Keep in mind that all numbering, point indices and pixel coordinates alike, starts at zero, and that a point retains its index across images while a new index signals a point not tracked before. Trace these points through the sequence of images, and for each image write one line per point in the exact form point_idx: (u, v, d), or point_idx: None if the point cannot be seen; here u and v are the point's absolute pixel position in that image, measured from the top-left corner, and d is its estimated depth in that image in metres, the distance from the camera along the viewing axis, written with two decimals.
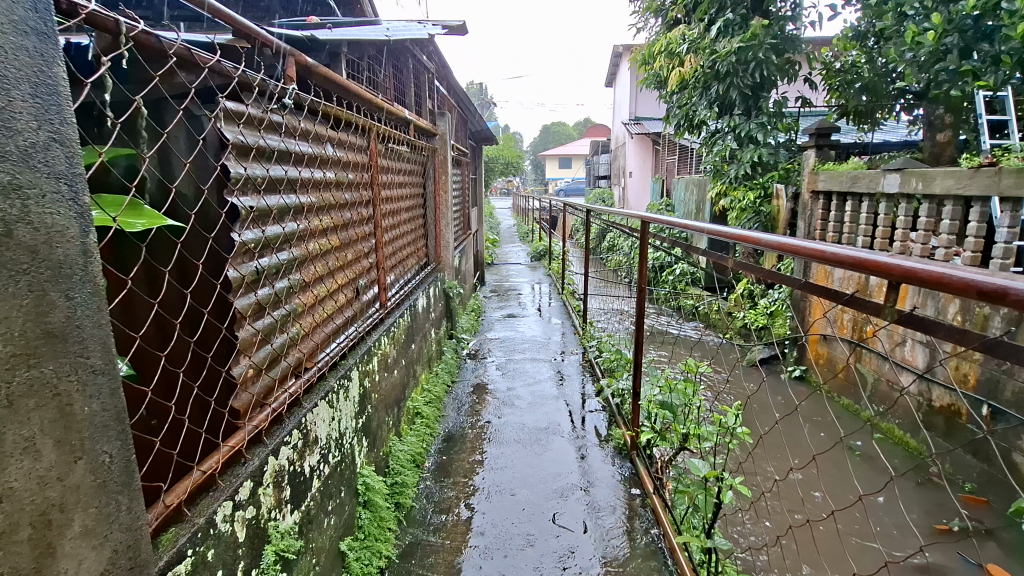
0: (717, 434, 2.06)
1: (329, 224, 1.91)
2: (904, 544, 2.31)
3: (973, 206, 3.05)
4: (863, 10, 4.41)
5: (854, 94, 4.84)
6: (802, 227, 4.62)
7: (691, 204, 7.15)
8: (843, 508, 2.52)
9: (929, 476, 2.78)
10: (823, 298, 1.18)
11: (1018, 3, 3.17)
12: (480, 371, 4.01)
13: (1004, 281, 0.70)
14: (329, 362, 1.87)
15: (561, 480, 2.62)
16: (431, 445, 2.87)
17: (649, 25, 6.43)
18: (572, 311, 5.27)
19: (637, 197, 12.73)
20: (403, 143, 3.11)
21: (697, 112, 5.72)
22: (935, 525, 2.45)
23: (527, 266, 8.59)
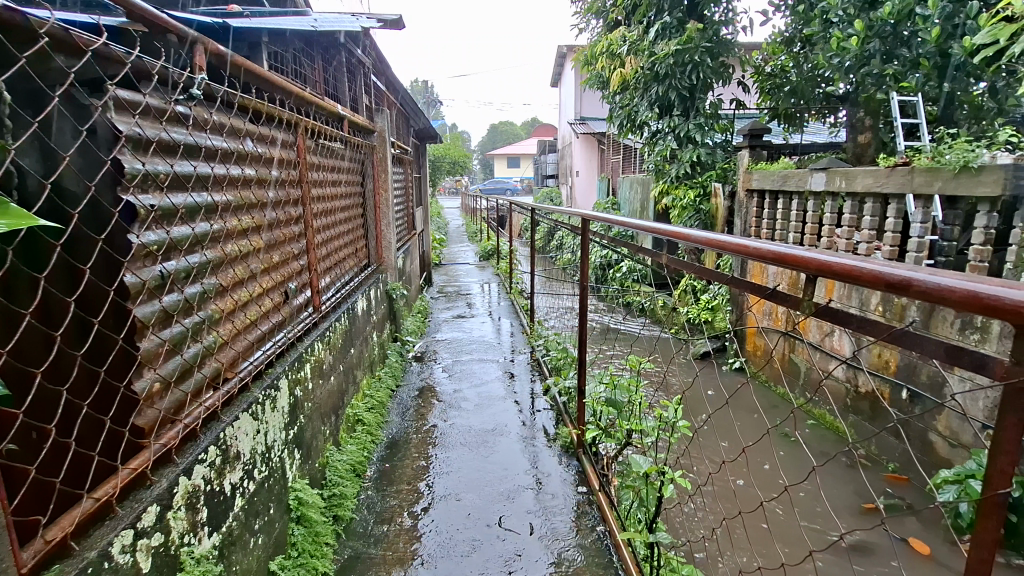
0: (659, 430, 2.09)
1: (250, 225, 1.79)
2: (833, 526, 2.43)
3: (891, 203, 3.25)
4: (791, 16, 4.63)
5: (784, 97, 5.09)
6: (739, 225, 4.81)
7: (636, 202, 7.30)
8: (777, 496, 2.62)
9: (856, 458, 2.94)
10: (749, 290, 1.19)
11: (932, 10, 3.55)
12: (426, 373, 3.93)
13: (908, 273, 0.72)
14: (253, 371, 1.75)
15: (508, 483, 2.59)
16: (373, 453, 2.78)
17: (591, 26, 6.54)
18: (521, 311, 5.26)
19: (584, 196, 12.91)
20: (337, 140, 2.99)
21: (639, 112, 5.85)
22: (862, 505, 2.58)
23: (475, 266, 8.52)
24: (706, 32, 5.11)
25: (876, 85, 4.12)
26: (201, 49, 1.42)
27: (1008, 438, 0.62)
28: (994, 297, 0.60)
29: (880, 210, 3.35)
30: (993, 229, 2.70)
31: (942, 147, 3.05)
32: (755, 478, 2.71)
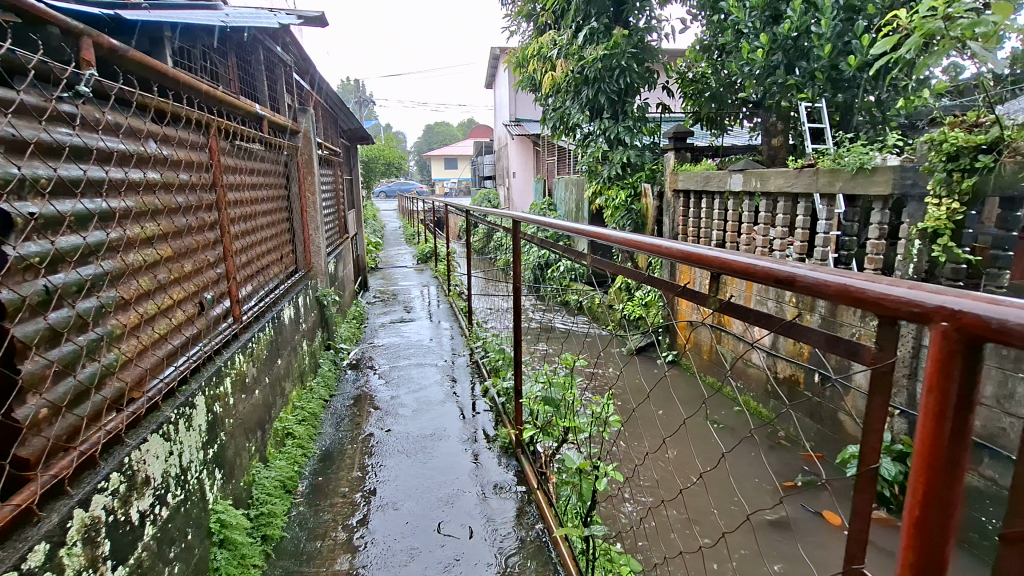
0: (592, 425, 2.15)
1: (156, 232, 1.68)
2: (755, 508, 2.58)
3: (801, 201, 3.50)
4: (708, 25, 4.89)
5: (706, 101, 5.36)
6: (668, 224, 5.00)
7: (571, 203, 7.44)
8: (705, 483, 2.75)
9: (778, 440, 3.15)
10: (663, 288, 1.24)
11: (826, 26, 3.88)
12: (361, 381, 3.82)
13: (792, 269, 0.77)
14: (164, 389, 1.64)
15: (447, 488, 2.56)
16: (305, 467, 2.67)
17: (522, 28, 6.62)
18: (460, 313, 5.23)
19: (522, 196, 13.01)
20: (256, 140, 2.85)
21: (571, 115, 5.97)
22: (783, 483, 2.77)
23: (413, 269, 8.36)
24: (631, 38, 5.30)
25: (783, 92, 4.44)
26: (89, 42, 1.31)
27: (877, 417, 0.68)
28: (860, 289, 0.66)
29: (791, 209, 3.60)
30: (885, 225, 2.98)
31: (842, 150, 3.33)
32: (685, 465, 2.85)
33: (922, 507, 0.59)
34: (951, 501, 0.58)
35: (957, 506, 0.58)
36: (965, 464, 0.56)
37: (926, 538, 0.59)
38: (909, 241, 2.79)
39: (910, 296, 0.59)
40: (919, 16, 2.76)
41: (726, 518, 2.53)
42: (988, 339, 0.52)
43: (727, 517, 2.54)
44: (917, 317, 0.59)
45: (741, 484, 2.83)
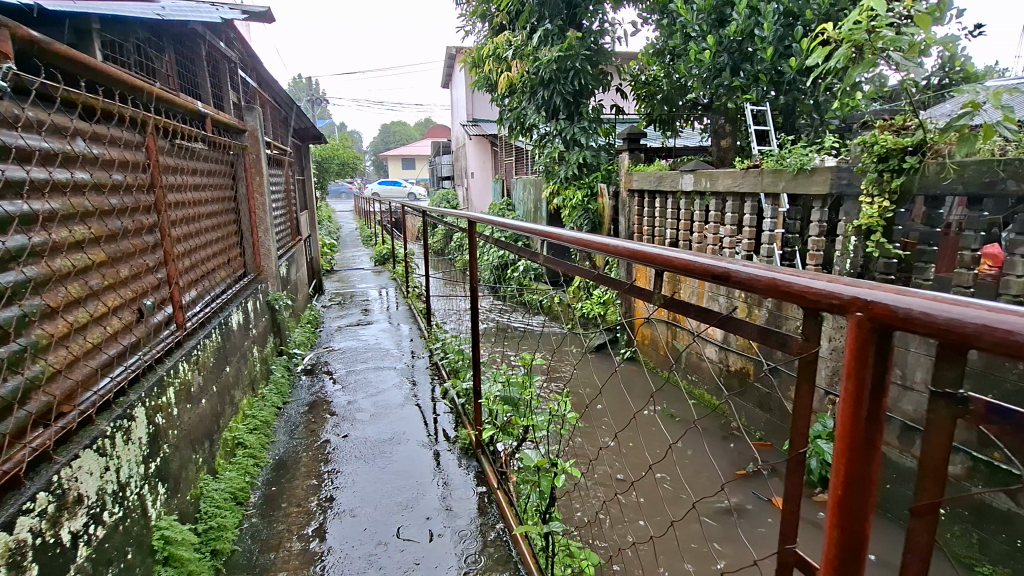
0: (550, 422, 2.17)
1: (87, 236, 1.59)
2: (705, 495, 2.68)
3: (747, 201, 3.65)
4: (659, 28, 5.03)
5: (657, 103, 5.50)
6: (623, 223, 5.10)
7: (529, 203, 7.48)
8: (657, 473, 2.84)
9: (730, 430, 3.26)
10: (612, 286, 1.26)
11: (767, 32, 4.07)
12: (316, 387, 3.72)
13: (727, 264, 0.81)
14: (98, 401, 1.55)
15: (407, 492, 2.53)
16: (257, 477, 2.58)
17: (476, 29, 6.63)
18: (419, 314, 5.16)
19: (480, 197, 12.99)
20: (198, 140, 2.73)
21: (527, 115, 6.00)
22: (734, 471, 2.88)
23: (371, 271, 8.19)
24: (585, 40, 5.40)
25: (729, 95, 4.62)
26: (7, 34, 1.23)
27: (804, 403, 0.72)
28: (786, 282, 0.70)
29: (739, 208, 3.75)
30: (824, 222, 3.14)
31: (784, 152, 3.49)
32: (643, 458, 2.92)
33: (845, 488, 0.63)
34: (869, 477, 0.62)
35: (874, 483, 0.62)
36: (880, 443, 0.61)
37: (848, 517, 0.63)
38: (847, 237, 2.95)
39: (830, 289, 0.63)
40: (850, 26, 2.94)
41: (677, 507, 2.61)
42: (895, 328, 0.56)
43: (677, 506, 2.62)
44: (836, 308, 0.63)
45: (692, 473, 2.93)
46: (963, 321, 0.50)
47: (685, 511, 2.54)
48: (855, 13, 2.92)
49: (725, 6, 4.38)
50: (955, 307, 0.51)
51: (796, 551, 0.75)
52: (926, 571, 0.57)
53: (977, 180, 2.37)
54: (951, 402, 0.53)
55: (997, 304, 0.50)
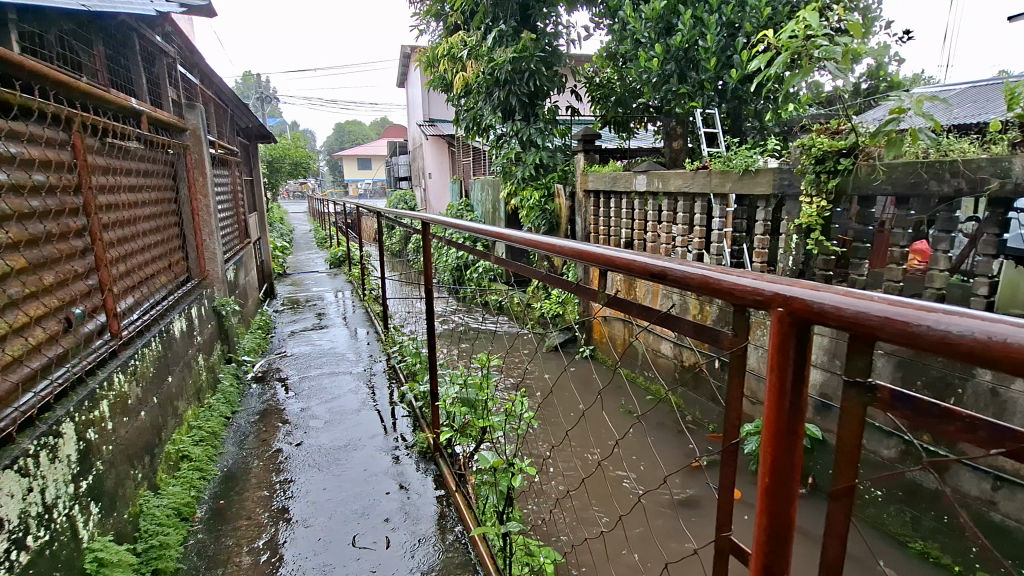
0: (507, 422, 2.18)
1: (4, 241, 1.48)
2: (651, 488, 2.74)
3: (697, 200, 3.76)
4: (610, 32, 5.13)
5: (611, 105, 5.60)
6: (580, 223, 5.16)
7: (488, 203, 7.47)
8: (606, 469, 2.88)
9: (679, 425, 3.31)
10: (561, 286, 1.27)
11: (711, 40, 4.23)
12: (268, 395, 3.60)
13: (664, 263, 0.83)
14: (19, 418, 1.45)
15: (363, 499, 2.48)
16: (203, 490, 2.48)
17: (431, 28, 6.57)
18: (375, 317, 5.07)
19: (438, 197, 12.87)
20: (133, 138, 2.59)
21: (483, 116, 5.99)
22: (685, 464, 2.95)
23: (325, 274, 7.98)
24: (539, 42, 5.45)
25: (677, 100, 4.76)
26: None
27: (735, 395, 0.75)
28: (717, 280, 0.72)
29: (690, 207, 3.86)
30: (768, 221, 3.28)
31: (730, 153, 3.62)
32: (600, 453, 2.97)
33: (771, 475, 0.66)
34: (793, 466, 0.65)
35: (797, 470, 0.65)
36: (801, 432, 0.64)
37: (775, 502, 0.66)
38: (789, 235, 3.08)
39: (754, 285, 0.66)
40: (787, 35, 3.08)
41: (623, 501, 2.65)
42: (812, 321, 0.59)
43: (623, 500, 2.67)
44: (761, 304, 0.66)
45: (638, 465, 2.99)
46: (868, 313, 0.53)
47: (631, 506, 2.58)
48: (792, 22, 3.06)
49: (672, 14, 4.52)
50: (862, 300, 0.54)
51: (732, 538, 0.78)
52: (844, 552, 0.60)
53: (904, 181, 2.52)
54: (861, 391, 0.56)
55: (898, 298, 0.53)
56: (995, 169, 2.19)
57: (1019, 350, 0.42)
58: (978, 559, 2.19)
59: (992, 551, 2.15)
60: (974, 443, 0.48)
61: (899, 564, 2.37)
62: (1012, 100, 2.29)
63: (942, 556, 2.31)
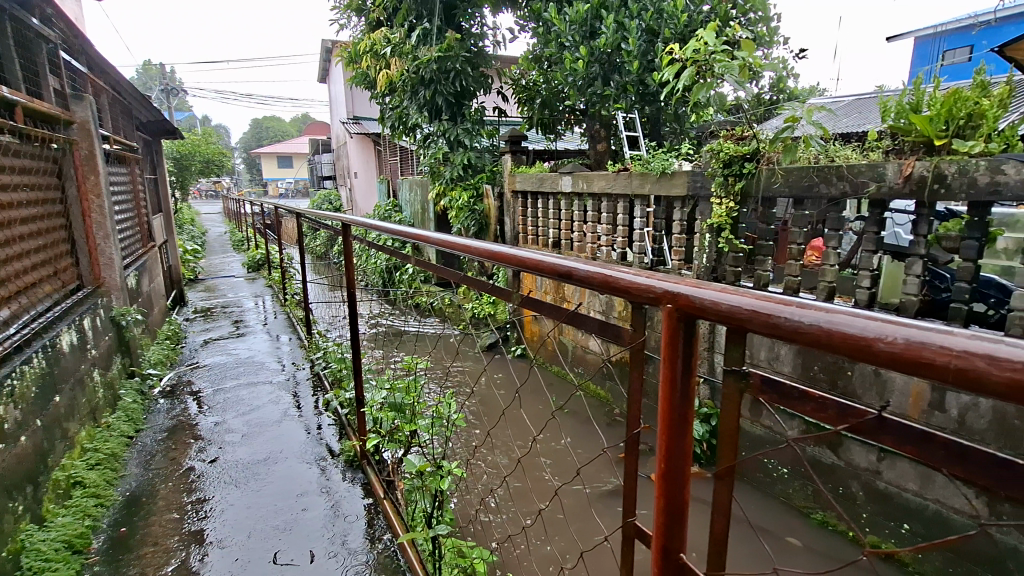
0: (434, 426, 2.16)
1: None
2: (569, 481, 2.83)
3: (620, 201, 3.91)
4: (536, 35, 5.21)
5: (537, 107, 5.70)
6: (508, 224, 5.21)
7: (416, 204, 7.35)
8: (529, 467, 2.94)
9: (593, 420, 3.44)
10: (478, 287, 1.27)
11: (633, 45, 4.41)
12: (178, 410, 3.35)
13: (571, 262, 0.85)
14: None
15: (284, 513, 2.37)
16: (101, 519, 2.26)
17: (352, 23, 6.38)
18: (299, 323, 4.85)
19: (365, 197, 12.50)
20: (6, 132, 2.32)
21: (410, 115, 5.89)
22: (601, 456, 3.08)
23: (243, 279, 7.52)
24: (463, 42, 5.43)
25: (602, 103, 4.93)
26: None
27: (637, 386, 0.79)
28: (617, 277, 0.76)
29: (613, 208, 4.00)
30: (684, 221, 3.46)
31: (649, 156, 3.79)
32: (521, 450, 3.02)
33: (667, 461, 0.71)
34: (684, 451, 0.70)
35: (689, 454, 0.70)
36: (691, 419, 0.69)
37: (671, 485, 0.71)
38: (702, 235, 3.27)
39: (646, 283, 0.70)
40: (694, 47, 3.27)
41: (542, 494, 2.71)
42: (695, 315, 0.64)
43: (539, 493, 2.73)
44: (653, 301, 0.70)
45: (561, 458, 3.06)
46: (738, 307, 0.58)
47: (550, 498, 2.65)
48: (698, 35, 3.25)
49: (595, 19, 4.67)
50: (734, 295, 0.59)
51: (637, 523, 0.82)
52: (728, 527, 0.66)
53: (799, 184, 2.75)
54: (737, 377, 0.61)
55: (764, 292, 0.58)
56: (873, 173, 2.44)
57: (853, 336, 0.47)
58: (867, 523, 2.44)
59: (878, 515, 2.40)
60: (826, 420, 0.54)
61: (802, 534, 2.59)
62: (885, 111, 2.56)
63: (839, 524, 2.55)
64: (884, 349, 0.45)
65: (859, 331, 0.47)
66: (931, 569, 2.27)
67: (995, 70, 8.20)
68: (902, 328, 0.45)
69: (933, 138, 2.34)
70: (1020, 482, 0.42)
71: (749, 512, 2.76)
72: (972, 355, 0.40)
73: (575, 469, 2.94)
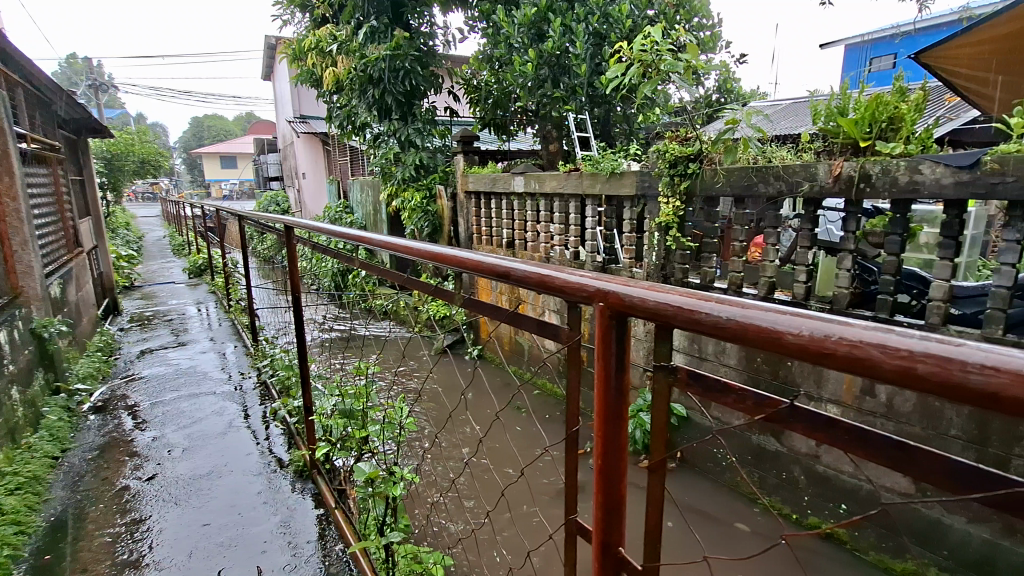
0: (387, 431, 2.12)
1: None
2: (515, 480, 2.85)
3: (572, 201, 3.95)
4: (486, 36, 5.20)
5: (489, 107, 5.69)
6: (462, 225, 5.18)
7: (368, 205, 7.20)
8: (481, 468, 2.94)
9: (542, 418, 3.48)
10: (421, 288, 1.25)
11: (580, 47, 4.47)
12: (110, 427, 3.14)
13: (510, 263, 0.85)
14: None
15: (229, 529, 2.26)
16: (22, 548, 2.09)
17: (296, 19, 6.18)
18: (244, 329, 4.66)
19: (314, 198, 12.13)
20: None
21: (358, 113, 5.75)
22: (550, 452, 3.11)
23: (183, 286, 7.15)
24: (412, 41, 5.36)
25: (552, 104, 4.97)
26: None
27: (574, 384, 0.80)
28: (552, 277, 0.76)
29: (565, 207, 4.03)
30: (633, 220, 3.54)
31: (599, 156, 3.85)
32: (470, 451, 3.00)
33: (604, 457, 0.72)
34: (620, 447, 0.71)
35: (625, 449, 0.71)
36: (626, 415, 0.70)
37: (608, 480, 0.72)
38: (651, 233, 3.34)
39: (579, 282, 0.70)
40: (638, 50, 3.35)
41: (490, 494, 2.72)
42: (625, 313, 0.65)
43: (488, 493, 2.74)
44: (587, 299, 0.71)
45: (517, 457, 3.07)
46: (664, 304, 0.59)
47: (496, 500, 2.65)
48: (639, 38, 3.32)
49: (542, 22, 4.72)
50: (660, 292, 0.60)
51: (579, 520, 0.83)
52: (663, 518, 0.67)
53: (739, 183, 2.86)
54: (666, 372, 0.63)
55: (688, 289, 0.60)
56: (806, 173, 2.57)
57: (767, 329, 0.49)
58: (809, 505, 2.56)
59: (819, 497, 2.53)
60: (747, 411, 0.56)
61: (750, 519, 2.70)
62: (815, 114, 2.68)
63: (783, 507, 2.68)
64: (793, 341, 0.47)
65: (771, 324, 0.49)
66: (867, 545, 2.41)
67: (912, 75, 8.98)
68: (808, 320, 0.47)
69: (859, 140, 2.49)
70: (914, 462, 0.45)
71: (699, 500, 2.86)
72: (868, 344, 0.42)
73: (515, 463, 2.98)
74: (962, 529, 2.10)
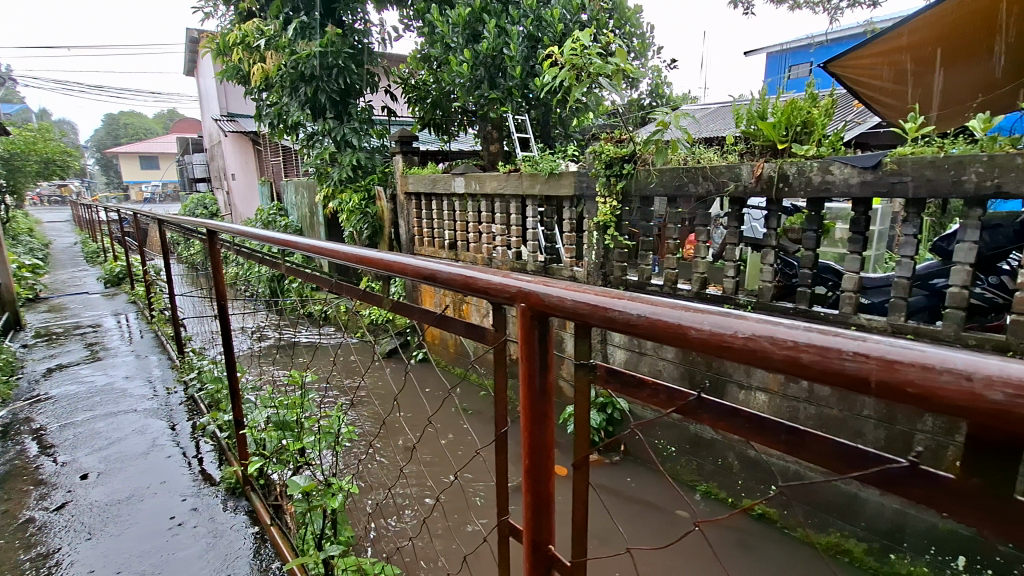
0: (323, 442, 2.04)
1: None
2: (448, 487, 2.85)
3: (512, 202, 3.97)
4: (422, 35, 5.13)
5: (428, 107, 5.62)
6: (403, 226, 5.09)
7: (304, 207, 6.93)
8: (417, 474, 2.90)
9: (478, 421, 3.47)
10: (349, 292, 1.21)
11: (516, 49, 4.48)
12: (12, 454, 2.86)
13: (435, 265, 0.84)
14: None
15: (151, 555, 2.11)
16: None
17: (220, 12, 5.86)
18: (169, 341, 4.37)
19: (245, 200, 11.53)
20: None
21: (290, 112, 5.51)
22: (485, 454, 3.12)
23: (98, 296, 6.60)
24: (345, 38, 5.21)
25: (490, 105, 4.97)
26: None
27: (502, 385, 0.80)
28: (476, 279, 0.76)
29: (506, 208, 4.04)
30: (573, 219, 3.59)
31: (538, 156, 3.89)
32: (405, 458, 2.95)
33: (530, 456, 0.72)
34: (546, 446, 0.72)
35: (551, 448, 0.72)
36: (551, 414, 0.70)
37: (535, 480, 0.72)
38: (590, 232, 3.41)
39: (501, 283, 0.70)
40: (571, 52, 3.41)
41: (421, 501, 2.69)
42: (545, 312, 0.65)
43: (421, 499, 2.71)
44: (509, 300, 0.71)
45: (460, 460, 3.05)
46: (580, 303, 0.60)
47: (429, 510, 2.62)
48: (570, 40, 3.38)
49: (477, 22, 4.72)
50: (577, 292, 0.61)
51: (511, 520, 0.83)
52: (588, 513, 0.69)
53: (671, 183, 2.96)
54: (586, 370, 0.64)
55: (604, 288, 0.61)
56: (731, 173, 2.69)
57: (673, 325, 0.51)
58: (743, 488, 2.70)
59: (751, 480, 2.67)
60: (659, 404, 0.58)
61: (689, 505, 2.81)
62: (739, 117, 2.83)
63: (720, 492, 2.80)
64: (695, 335, 0.49)
65: (676, 320, 0.51)
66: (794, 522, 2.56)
67: (824, 80, 9.66)
68: (709, 316, 0.49)
69: (777, 142, 2.65)
70: (806, 445, 0.49)
71: (639, 491, 2.95)
72: (759, 336, 0.45)
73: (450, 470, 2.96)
74: (876, 501, 2.28)
